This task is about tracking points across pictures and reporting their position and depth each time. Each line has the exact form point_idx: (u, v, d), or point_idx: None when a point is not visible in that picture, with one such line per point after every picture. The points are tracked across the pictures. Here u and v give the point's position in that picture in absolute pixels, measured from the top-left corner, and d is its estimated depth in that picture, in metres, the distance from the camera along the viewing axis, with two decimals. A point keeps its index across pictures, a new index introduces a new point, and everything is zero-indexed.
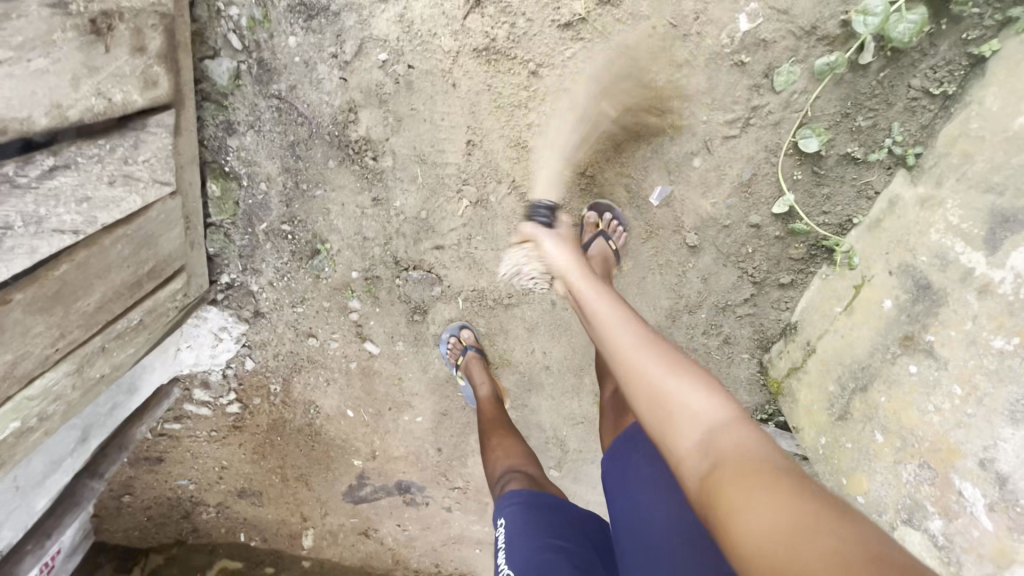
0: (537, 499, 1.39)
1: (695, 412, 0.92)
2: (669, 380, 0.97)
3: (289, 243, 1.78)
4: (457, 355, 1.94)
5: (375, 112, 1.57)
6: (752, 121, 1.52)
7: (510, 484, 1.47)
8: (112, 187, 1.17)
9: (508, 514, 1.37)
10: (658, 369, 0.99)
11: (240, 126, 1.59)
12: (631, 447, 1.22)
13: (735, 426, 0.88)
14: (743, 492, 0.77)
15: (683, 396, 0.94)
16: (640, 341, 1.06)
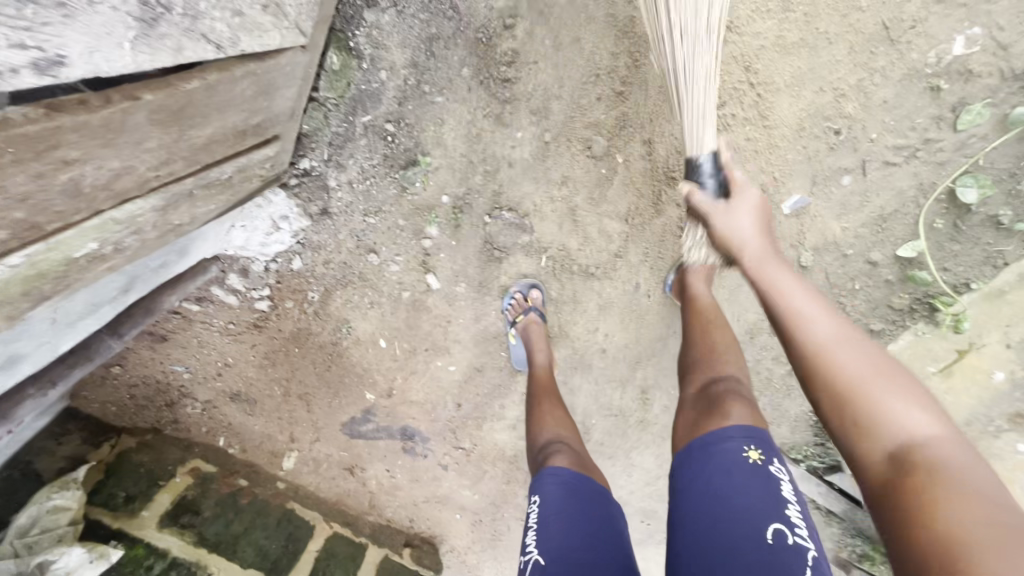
0: (583, 484, 1.20)
1: (904, 421, 0.78)
2: (875, 381, 0.83)
3: (385, 145, 1.62)
4: (518, 312, 1.80)
5: (534, 29, 1.43)
6: (919, 153, 1.43)
7: (554, 457, 1.29)
8: (263, 13, 1.01)
9: (546, 491, 1.18)
10: (866, 374, 0.84)
11: (383, 2, 1.43)
12: (704, 457, 1.00)
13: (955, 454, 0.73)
14: (950, 503, 0.66)
15: (892, 405, 0.79)
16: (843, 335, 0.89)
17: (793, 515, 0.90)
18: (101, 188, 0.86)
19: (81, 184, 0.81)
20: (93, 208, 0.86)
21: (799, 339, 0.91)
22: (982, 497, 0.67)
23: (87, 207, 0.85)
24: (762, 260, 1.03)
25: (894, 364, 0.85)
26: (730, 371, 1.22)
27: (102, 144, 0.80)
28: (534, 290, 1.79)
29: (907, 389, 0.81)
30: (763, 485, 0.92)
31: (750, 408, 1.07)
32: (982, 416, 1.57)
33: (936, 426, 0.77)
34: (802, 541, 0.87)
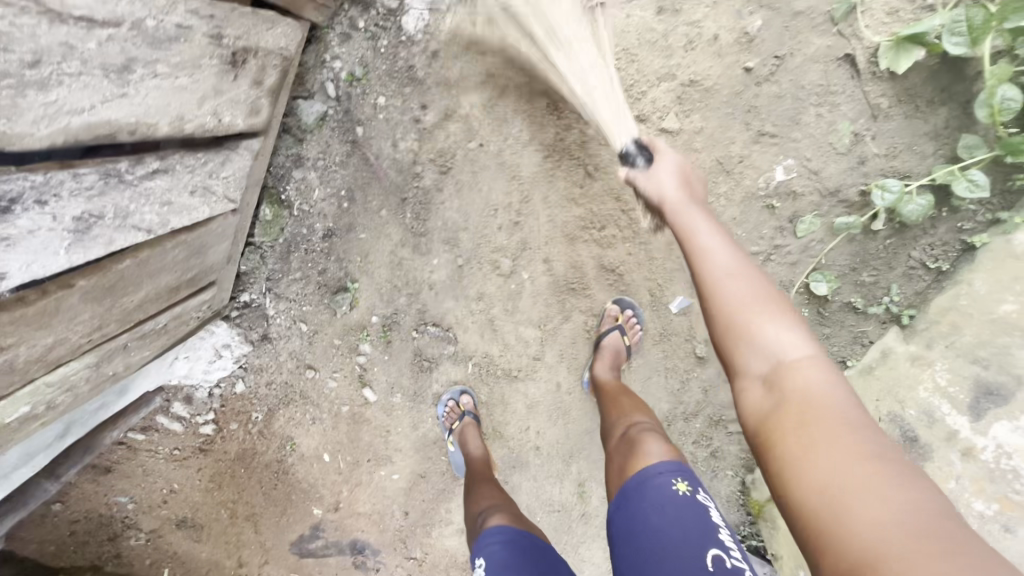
0: (522, 539, 1.29)
1: (770, 344, 0.89)
2: (762, 315, 0.91)
3: (318, 276, 1.82)
4: (453, 420, 1.93)
5: (438, 175, 1.67)
6: (772, 257, 1.68)
7: (492, 518, 1.38)
8: (191, 196, 1.21)
9: (489, 552, 1.26)
10: (735, 273, 0.95)
11: (308, 162, 1.67)
12: (640, 492, 1.14)
13: (832, 408, 0.80)
14: (817, 439, 0.78)
15: (768, 328, 0.90)
16: (738, 267, 0.96)
17: (724, 540, 1.05)
18: (35, 361, 1.00)
19: (15, 362, 0.95)
20: (26, 379, 1.00)
21: (706, 275, 0.97)
22: (842, 428, 0.77)
23: (20, 379, 0.98)
24: (682, 209, 1.08)
25: (783, 304, 0.92)
26: (642, 419, 1.40)
27: (36, 327, 0.95)
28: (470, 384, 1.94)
29: (793, 326, 0.90)
30: (694, 516, 1.06)
31: (661, 445, 1.23)
32: None
33: (808, 355, 0.87)
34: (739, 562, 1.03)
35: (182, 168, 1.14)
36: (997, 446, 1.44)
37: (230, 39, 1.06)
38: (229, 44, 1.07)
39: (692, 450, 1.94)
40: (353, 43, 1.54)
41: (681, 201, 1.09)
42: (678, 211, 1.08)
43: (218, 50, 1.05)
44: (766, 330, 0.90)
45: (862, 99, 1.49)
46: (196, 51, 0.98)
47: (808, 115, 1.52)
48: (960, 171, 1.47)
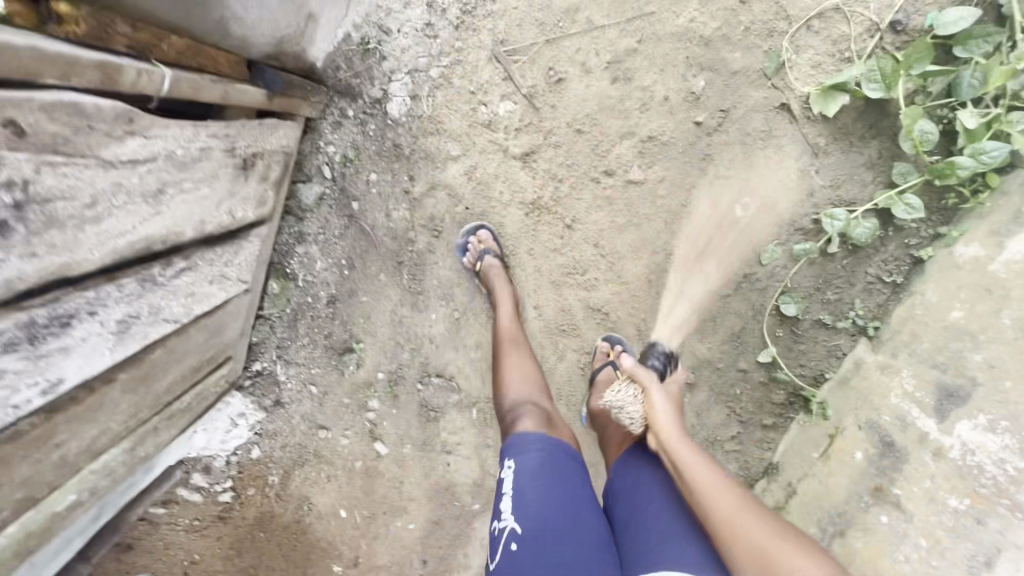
0: (556, 449, 1.25)
1: (794, 572, 0.95)
2: (778, 543, 1.00)
3: (325, 340, 1.94)
4: None
5: (429, 237, 1.81)
6: (743, 285, 1.83)
7: (522, 420, 1.34)
8: (210, 285, 1.34)
9: (523, 453, 1.24)
10: (696, 453, 1.21)
11: (309, 237, 1.81)
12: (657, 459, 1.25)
13: (815, 565, 0.96)
14: None
15: (788, 558, 0.98)
16: (739, 502, 1.09)
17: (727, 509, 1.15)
18: (84, 452, 1.10)
19: (67, 455, 1.05)
20: (75, 469, 1.10)
21: (712, 517, 1.07)
22: None
23: (71, 470, 1.08)
24: (674, 438, 1.26)
25: (800, 537, 1.03)
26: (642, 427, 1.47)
27: (85, 421, 1.07)
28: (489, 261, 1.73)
29: (811, 556, 0.99)
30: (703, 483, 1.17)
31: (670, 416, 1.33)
32: (853, 494, 1.65)
33: (823, 573, 0.95)
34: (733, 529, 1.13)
35: (202, 262, 1.27)
36: (962, 443, 1.49)
37: (241, 149, 1.21)
38: (240, 153, 1.22)
39: None
40: (343, 128, 1.69)
41: (675, 436, 1.26)
42: (671, 441, 1.25)
43: (231, 160, 1.20)
44: (786, 555, 0.98)
45: (803, 140, 1.67)
46: (214, 165, 1.13)
47: (757, 158, 1.69)
48: (898, 196, 1.64)
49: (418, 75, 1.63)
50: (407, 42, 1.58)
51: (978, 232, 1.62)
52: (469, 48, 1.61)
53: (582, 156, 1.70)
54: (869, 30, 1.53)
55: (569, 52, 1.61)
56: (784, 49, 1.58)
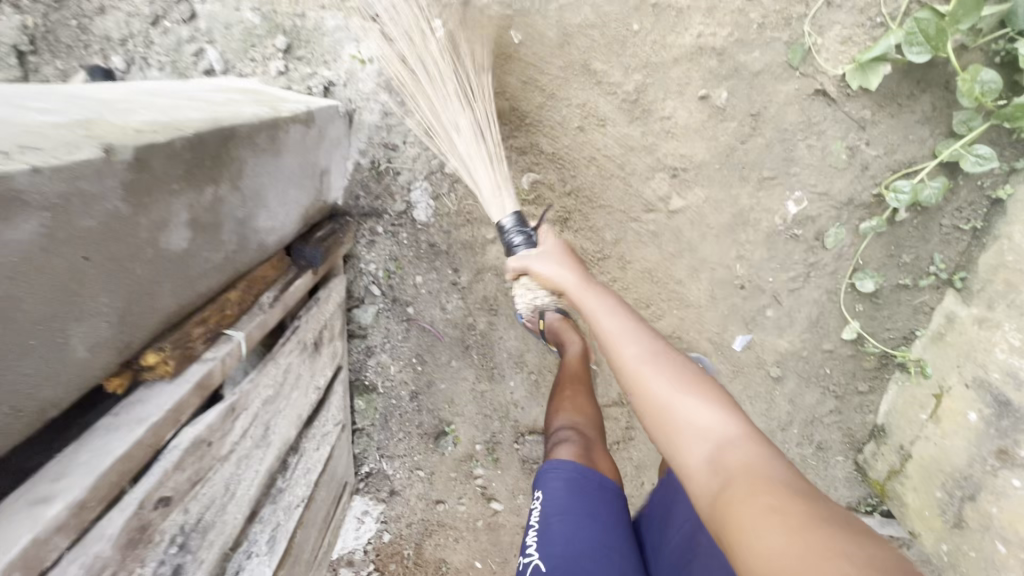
0: (587, 479, 1.24)
1: (694, 423, 0.87)
2: (679, 393, 0.90)
3: (419, 430, 2.03)
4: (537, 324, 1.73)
5: (486, 316, 1.82)
6: (811, 273, 1.76)
7: (561, 449, 1.33)
8: (318, 450, 1.43)
9: (549, 488, 1.23)
10: (661, 367, 0.93)
11: (377, 349, 1.86)
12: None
13: (724, 414, 0.87)
14: (754, 512, 0.72)
15: (683, 409, 0.88)
16: (654, 353, 0.95)
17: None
18: None
19: None
20: None
21: (627, 376, 0.95)
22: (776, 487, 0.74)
23: None
24: (583, 288, 1.08)
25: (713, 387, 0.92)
26: None
27: None
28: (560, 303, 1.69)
29: (722, 408, 0.88)
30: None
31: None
32: (976, 456, 1.62)
33: (726, 423, 0.86)
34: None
35: (308, 440, 1.35)
36: None
37: (308, 338, 1.25)
38: (309, 340, 1.25)
39: (799, 452, 2.04)
40: (378, 244, 1.69)
41: (577, 279, 1.10)
42: (578, 290, 1.08)
43: (306, 351, 1.23)
44: (683, 403, 0.89)
45: (846, 118, 1.55)
46: (296, 369, 1.18)
47: (800, 149, 1.59)
48: (964, 147, 1.51)
49: (434, 175, 1.58)
50: (416, 150, 1.54)
51: None
52: None
53: (618, 201, 1.64)
54: None
55: (578, 106, 1.53)
56: (806, 35, 1.46)
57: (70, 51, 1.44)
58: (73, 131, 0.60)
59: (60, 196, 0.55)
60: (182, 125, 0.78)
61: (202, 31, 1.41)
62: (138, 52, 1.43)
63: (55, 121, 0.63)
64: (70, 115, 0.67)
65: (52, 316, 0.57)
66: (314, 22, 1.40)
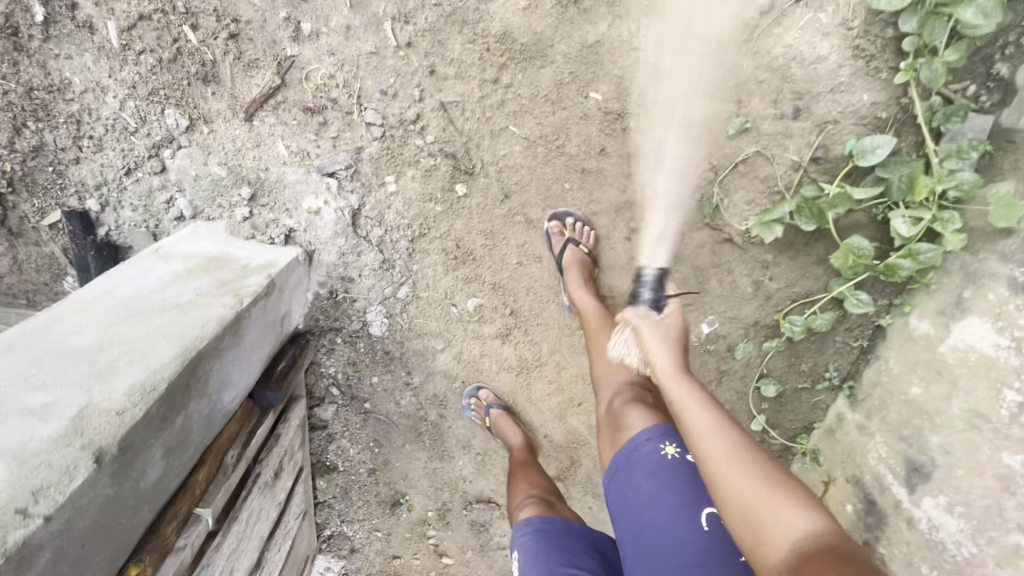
0: (549, 523, 1.35)
1: (717, 446, 0.99)
2: (700, 415, 1.05)
3: (377, 499, 2.24)
4: (481, 414, 1.95)
5: (436, 409, 2.03)
6: (723, 378, 2.01)
7: (525, 509, 1.44)
8: (280, 550, 1.63)
9: (520, 544, 1.34)
10: (691, 399, 1.09)
11: (337, 436, 2.05)
12: (630, 463, 1.15)
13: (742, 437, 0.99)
14: (771, 525, 0.84)
15: (707, 434, 1.01)
16: (688, 392, 1.11)
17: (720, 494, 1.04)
18: None
19: None
20: None
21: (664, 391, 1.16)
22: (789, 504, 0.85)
23: None
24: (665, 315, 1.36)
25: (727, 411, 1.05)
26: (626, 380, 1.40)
27: None
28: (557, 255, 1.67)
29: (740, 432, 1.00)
30: (686, 476, 1.07)
31: (643, 413, 1.25)
32: None
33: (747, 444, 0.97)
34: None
35: (271, 549, 1.55)
36: (929, 518, 1.66)
37: (269, 472, 1.44)
38: (270, 474, 1.44)
39: None
40: (336, 351, 1.86)
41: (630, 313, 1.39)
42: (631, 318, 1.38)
43: (266, 486, 1.42)
44: (704, 423, 1.03)
45: (751, 260, 1.78)
46: (257, 507, 1.37)
47: (711, 282, 1.82)
48: (850, 288, 1.71)
49: (388, 299, 1.76)
50: (370, 282, 1.71)
51: (927, 308, 1.72)
52: (425, 266, 1.72)
53: (554, 321, 1.83)
54: (791, 169, 1.56)
55: (516, 246, 1.71)
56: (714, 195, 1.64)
57: (47, 191, 1.57)
58: (72, 449, 0.78)
59: (65, 522, 0.73)
60: (158, 380, 0.95)
61: (172, 181, 1.55)
62: (112, 195, 1.56)
63: (54, 432, 0.80)
64: (65, 407, 0.84)
65: None
66: (276, 176, 1.56)
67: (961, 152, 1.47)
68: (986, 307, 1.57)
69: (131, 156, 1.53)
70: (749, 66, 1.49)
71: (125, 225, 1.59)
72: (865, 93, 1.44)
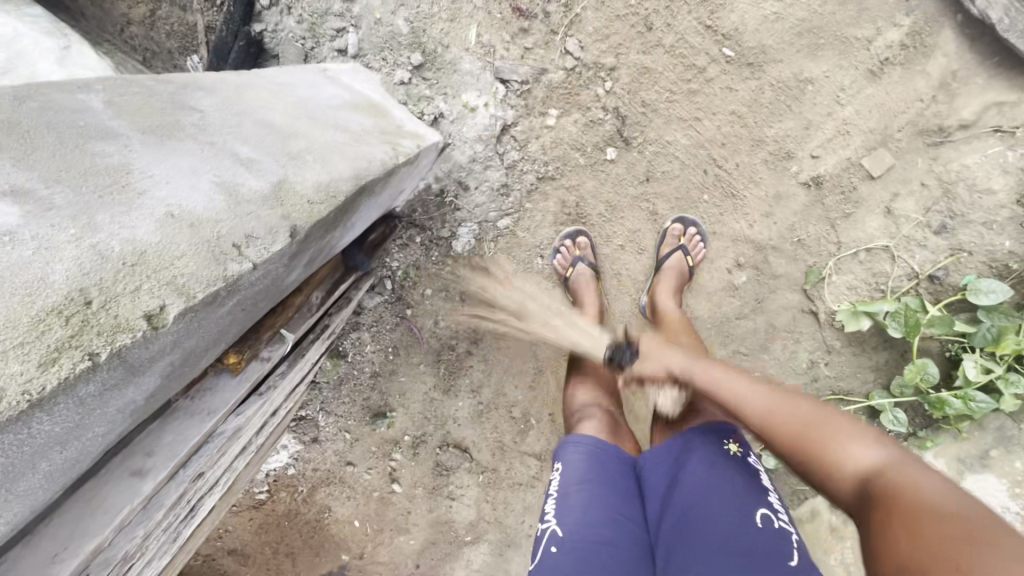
0: (605, 470, 1.08)
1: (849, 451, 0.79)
2: (780, 403, 0.89)
3: (365, 404, 2.21)
4: (567, 265, 1.73)
5: (467, 344, 2.01)
6: None
7: (583, 424, 1.26)
8: (287, 408, 1.58)
9: (567, 460, 1.12)
10: (774, 397, 0.91)
11: (363, 327, 2.02)
12: (685, 445, 1.05)
13: (862, 434, 0.81)
14: (903, 528, 0.67)
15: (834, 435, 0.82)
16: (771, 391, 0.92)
17: (774, 501, 0.95)
18: None
19: None
20: None
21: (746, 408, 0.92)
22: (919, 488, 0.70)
23: None
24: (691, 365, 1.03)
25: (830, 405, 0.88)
26: None
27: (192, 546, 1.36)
28: (660, 257, 1.69)
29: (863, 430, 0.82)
30: (742, 477, 0.98)
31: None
32: None
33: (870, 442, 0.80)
34: (786, 525, 0.92)
35: (288, 403, 1.50)
36: None
37: (327, 331, 1.40)
38: (326, 332, 1.40)
39: None
40: (408, 249, 1.83)
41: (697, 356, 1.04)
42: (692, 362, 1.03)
43: (320, 341, 1.38)
44: (808, 418, 0.85)
45: None
46: (308, 358, 1.32)
47: (775, 344, 1.76)
48: (891, 407, 1.65)
49: (486, 223, 1.75)
50: (481, 200, 1.69)
51: (948, 451, 1.73)
52: (537, 208, 1.72)
53: (621, 312, 1.79)
54: (907, 277, 1.58)
55: (627, 229, 1.72)
56: (825, 267, 1.65)
57: None
58: (275, 216, 0.74)
59: (256, 279, 0.70)
60: (338, 191, 0.91)
61: (352, 14, 1.49)
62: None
63: (260, 188, 0.75)
64: (268, 171, 0.80)
65: (203, 354, 0.72)
66: (452, 58, 1.52)
67: None
68: (1006, 472, 1.66)
69: None
70: (923, 167, 1.53)
71: (283, 32, 1.52)
72: (1008, 239, 1.47)
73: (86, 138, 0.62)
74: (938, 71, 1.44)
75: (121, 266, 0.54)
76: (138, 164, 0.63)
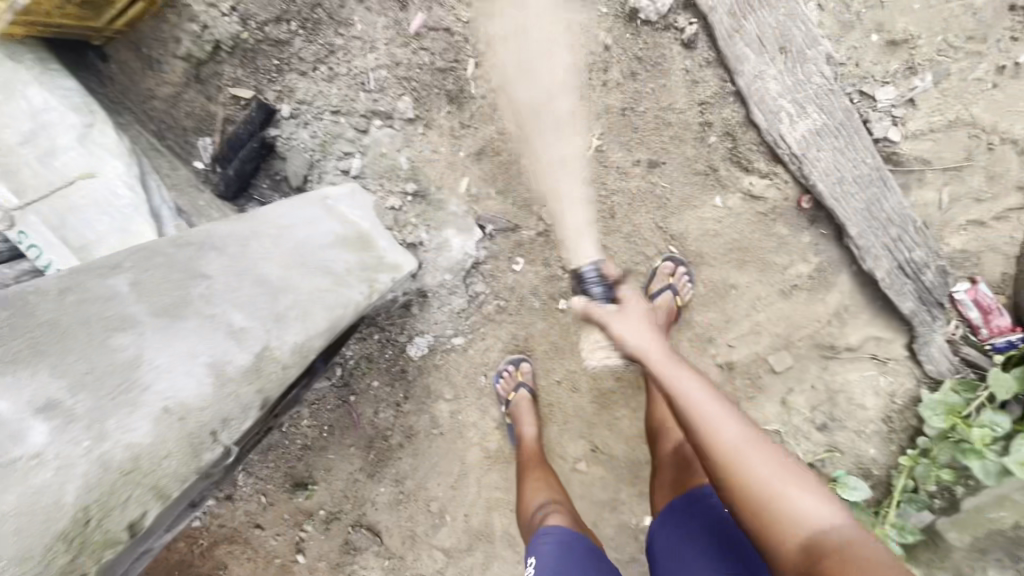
0: (581, 554, 1.24)
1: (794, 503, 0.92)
2: (742, 441, 0.99)
3: (288, 473, 2.23)
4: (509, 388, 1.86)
5: (401, 437, 2.11)
6: None
7: (546, 516, 1.39)
8: None
9: (541, 549, 1.27)
10: (739, 436, 0.99)
11: (304, 404, 2.09)
12: (687, 513, 1.22)
13: (801, 486, 0.95)
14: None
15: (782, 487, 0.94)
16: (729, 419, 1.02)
17: None
18: None
19: None
20: None
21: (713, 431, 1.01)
22: (856, 549, 0.85)
23: None
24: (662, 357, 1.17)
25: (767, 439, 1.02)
26: None
27: None
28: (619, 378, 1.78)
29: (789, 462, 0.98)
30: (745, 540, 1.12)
31: None
32: None
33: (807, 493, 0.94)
34: None
35: None
36: None
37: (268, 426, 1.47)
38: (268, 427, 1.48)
39: None
40: (365, 343, 1.96)
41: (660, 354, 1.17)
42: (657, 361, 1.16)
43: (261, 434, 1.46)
44: (765, 470, 0.96)
45: None
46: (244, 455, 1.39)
47: None
48: None
49: (442, 337, 1.91)
50: (441, 318, 1.86)
51: None
52: (490, 334, 1.89)
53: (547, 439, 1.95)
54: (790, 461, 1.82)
55: (566, 368, 1.90)
56: None
57: (257, 71, 1.65)
58: (250, 389, 1.00)
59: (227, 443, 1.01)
60: (310, 348, 1.10)
61: (362, 143, 1.67)
62: (307, 114, 1.66)
63: (241, 363, 0.99)
64: (252, 340, 1.02)
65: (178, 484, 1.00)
66: (441, 198, 1.71)
67: (904, 529, 1.71)
68: None
69: (349, 102, 1.64)
70: (815, 373, 1.79)
71: (296, 141, 1.68)
72: (873, 448, 1.76)
73: (111, 334, 0.90)
74: (835, 302, 1.72)
75: (117, 470, 0.85)
76: (146, 355, 0.90)
